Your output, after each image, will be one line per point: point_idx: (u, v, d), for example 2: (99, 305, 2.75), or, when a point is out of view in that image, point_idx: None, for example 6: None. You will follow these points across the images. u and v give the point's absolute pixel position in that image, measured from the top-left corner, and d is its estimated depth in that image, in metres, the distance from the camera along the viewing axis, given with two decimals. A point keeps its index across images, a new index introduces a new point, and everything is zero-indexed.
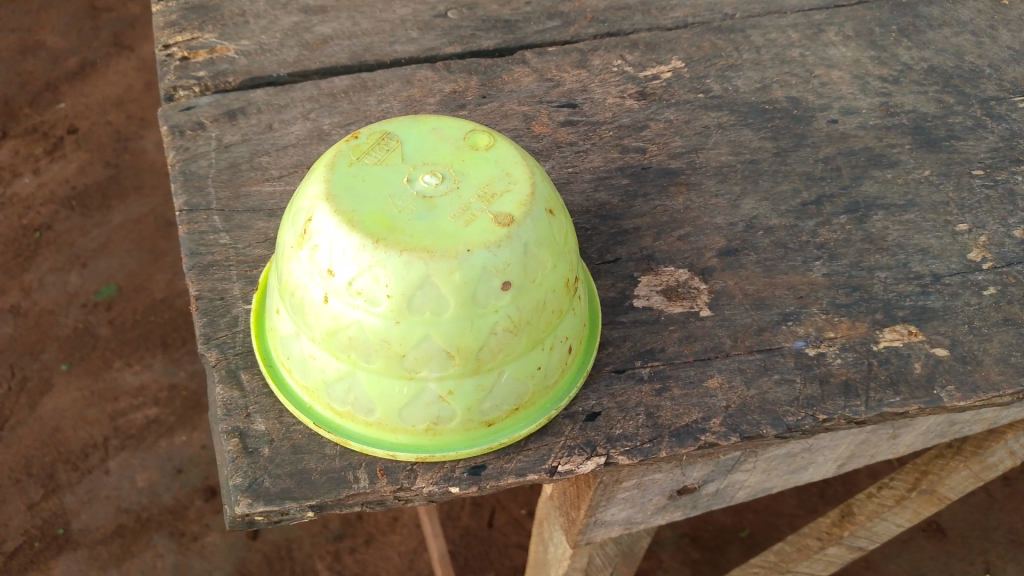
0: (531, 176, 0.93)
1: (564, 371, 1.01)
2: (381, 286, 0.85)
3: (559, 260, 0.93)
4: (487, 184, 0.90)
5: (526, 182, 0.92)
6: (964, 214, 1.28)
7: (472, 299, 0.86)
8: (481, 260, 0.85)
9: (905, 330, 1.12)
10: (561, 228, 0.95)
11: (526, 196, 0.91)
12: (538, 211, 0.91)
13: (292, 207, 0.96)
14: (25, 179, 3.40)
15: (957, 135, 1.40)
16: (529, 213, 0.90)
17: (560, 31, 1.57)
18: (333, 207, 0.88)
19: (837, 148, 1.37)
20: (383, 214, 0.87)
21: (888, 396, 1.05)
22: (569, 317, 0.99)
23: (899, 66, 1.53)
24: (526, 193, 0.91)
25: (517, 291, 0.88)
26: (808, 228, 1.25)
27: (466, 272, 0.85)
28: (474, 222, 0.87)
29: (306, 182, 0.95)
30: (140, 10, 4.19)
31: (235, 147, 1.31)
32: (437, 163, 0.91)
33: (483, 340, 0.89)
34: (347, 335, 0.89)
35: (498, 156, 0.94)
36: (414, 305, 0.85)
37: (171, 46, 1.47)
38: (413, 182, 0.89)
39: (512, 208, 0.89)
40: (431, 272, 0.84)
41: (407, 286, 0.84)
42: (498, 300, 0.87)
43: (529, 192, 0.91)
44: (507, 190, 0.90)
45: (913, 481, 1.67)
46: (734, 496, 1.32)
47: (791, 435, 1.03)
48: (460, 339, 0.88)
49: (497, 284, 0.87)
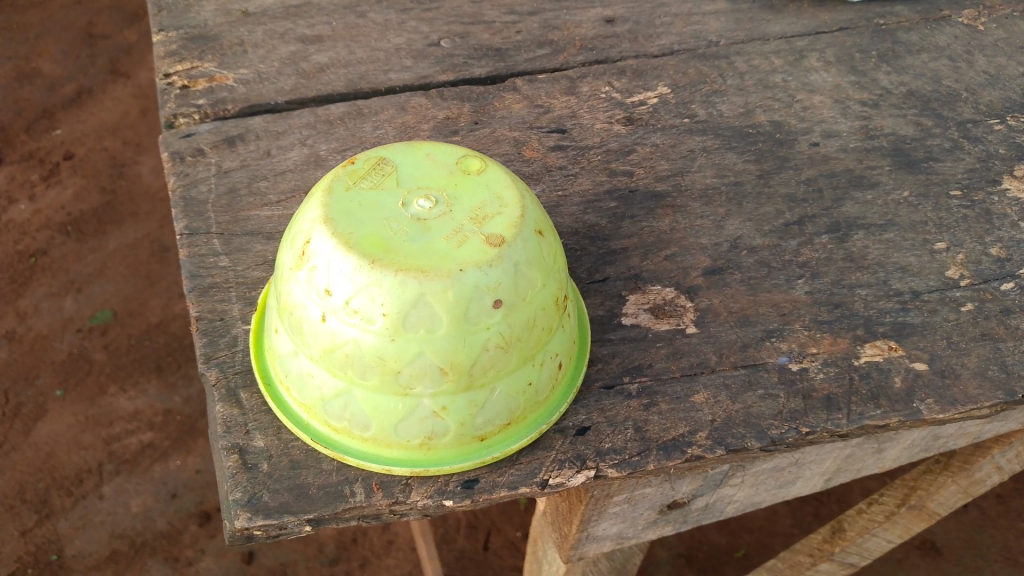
0: (521, 198, 0.97)
1: (555, 386, 1.04)
2: (377, 305, 0.88)
3: (549, 279, 0.97)
4: (479, 207, 0.94)
5: (516, 205, 0.95)
6: (942, 233, 1.32)
7: (464, 317, 0.89)
8: (473, 279, 0.89)
9: (885, 346, 1.16)
10: (551, 250, 0.99)
11: (516, 218, 0.94)
12: (528, 233, 0.94)
13: (290, 230, 0.99)
14: (22, 206, 3.43)
15: (935, 156, 1.44)
16: (519, 234, 0.93)
17: (549, 58, 1.62)
18: (331, 228, 0.91)
19: (818, 170, 1.41)
20: (380, 236, 0.90)
21: (869, 409, 1.09)
22: (561, 335, 1.02)
23: (879, 90, 1.57)
24: (516, 215, 0.94)
25: (508, 308, 0.91)
26: (791, 247, 1.29)
27: (458, 291, 0.88)
28: (467, 243, 0.90)
29: (304, 205, 0.98)
30: (137, 37, 4.25)
31: (234, 172, 1.35)
32: (431, 187, 0.95)
33: (476, 357, 0.92)
34: (344, 353, 0.92)
35: (491, 180, 0.98)
36: (409, 323, 0.89)
37: (171, 75, 1.51)
38: (408, 206, 0.92)
39: (502, 230, 0.92)
40: (425, 290, 0.88)
41: (402, 305, 0.88)
42: (490, 318, 0.91)
43: (520, 214, 0.95)
44: (498, 213, 0.94)
45: (902, 496, 1.71)
46: (724, 511, 1.35)
47: (776, 448, 1.06)
48: (453, 356, 0.91)
49: (488, 303, 0.90)
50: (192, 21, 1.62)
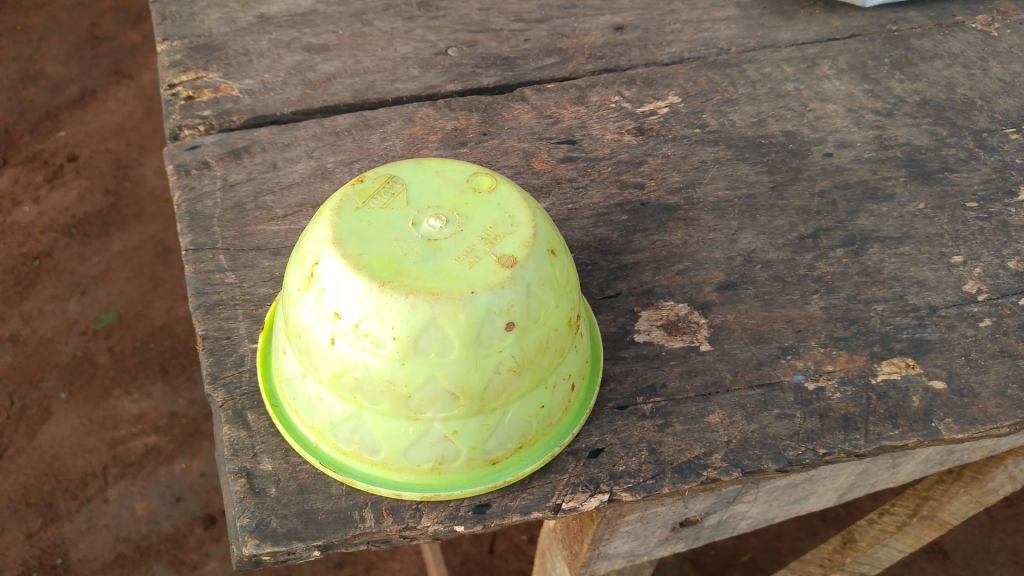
0: (533, 217, 0.95)
1: (567, 408, 1.02)
2: (387, 328, 0.86)
3: (561, 300, 0.95)
4: (490, 226, 0.92)
5: (528, 224, 0.93)
6: (959, 246, 1.30)
7: (476, 340, 0.87)
8: (485, 302, 0.87)
9: (902, 363, 1.14)
10: (564, 271, 0.97)
11: (528, 238, 0.92)
12: (541, 253, 0.92)
13: (299, 250, 0.97)
14: (26, 208, 3.42)
15: (950, 167, 1.42)
16: (531, 254, 0.91)
17: (558, 67, 1.60)
18: (340, 250, 0.90)
19: (832, 182, 1.39)
20: (391, 258, 0.89)
21: (887, 429, 1.07)
22: (574, 356, 1.01)
23: (893, 99, 1.55)
24: (528, 234, 0.93)
25: (521, 331, 0.89)
26: (806, 261, 1.27)
27: (470, 314, 0.86)
28: (478, 264, 0.88)
29: (313, 225, 0.96)
30: (140, 39, 4.23)
31: (240, 186, 1.33)
32: (441, 207, 0.93)
33: (488, 381, 0.90)
34: (353, 376, 0.90)
35: (503, 198, 0.96)
36: (420, 347, 0.87)
37: (176, 85, 1.50)
38: (419, 226, 0.90)
39: (515, 250, 0.91)
40: (436, 314, 0.86)
41: (413, 328, 0.86)
42: (503, 341, 0.89)
43: (532, 233, 0.93)
44: (510, 232, 0.92)
45: (913, 506, 1.68)
46: (737, 527, 1.33)
47: (792, 470, 1.04)
48: (465, 379, 0.89)
49: (500, 325, 0.88)
50: (196, 30, 1.61)
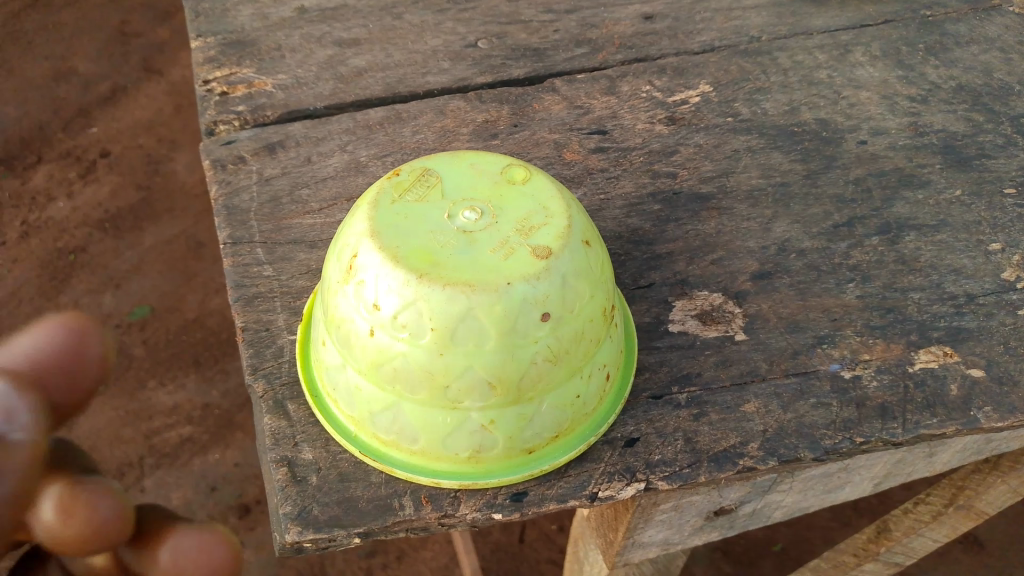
0: (567, 209, 0.95)
1: (603, 398, 1.03)
2: (426, 320, 0.88)
3: (596, 290, 0.96)
4: (525, 218, 0.93)
5: (562, 215, 0.94)
6: (997, 233, 1.28)
7: (513, 331, 0.88)
8: (521, 293, 0.88)
9: (940, 351, 1.13)
10: (598, 262, 0.98)
11: (564, 229, 0.93)
12: (575, 244, 0.93)
13: (337, 243, 0.99)
14: (60, 204, 3.48)
15: (987, 153, 1.40)
16: (566, 245, 0.92)
17: (588, 58, 1.60)
18: (378, 242, 0.91)
19: (867, 169, 1.38)
20: (428, 249, 0.90)
21: (925, 418, 1.06)
22: (608, 346, 1.02)
23: (928, 85, 1.53)
24: (563, 226, 0.93)
25: (556, 322, 0.90)
26: (840, 250, 1.26)
27: (506, 305, 0.87)
28: (514, 256, 0.89)
29: (351, 218, 0.98)
30: (170, 36, 4.29)
31: (276, 180, 1.35)
32: (476, 199, 0.94)
33: (525, 372, 0.91)
34: (392, 367, 0.91)
35: (537, 189, 0.97)
36: (458, 337, 0.88)
37: (211, 81, 1.52)
38: (454, 218, 0.92)
39: (550, 241, 0.91)
40: (473, 305, 0.87)
41: (451, 319, 0.87)
42: (539, 331, 0.90)
43: (566, 225, 0.94)
44: (545, 224, 0.93)
45: (949, 497, 1.66)
46: (771, 516, 1.33)
47: (829, 458, 1.03)
48: (501, 370, 0.90)
49: (536, 316, 0.89)
50: (230, 26, 1.63)
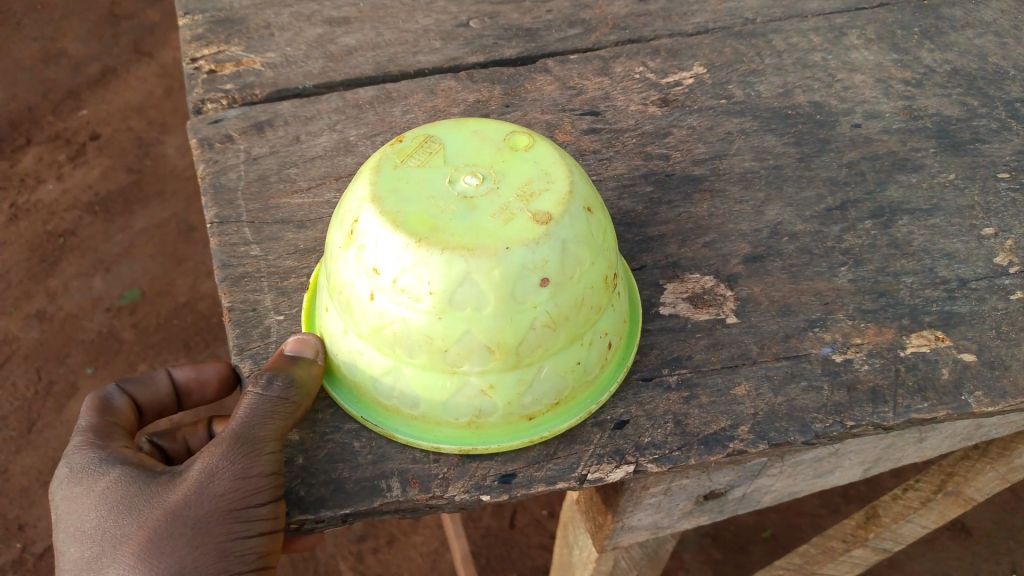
0: (570, 174, 0.94)
1: (604, 367, 1.02)
2: (424, 283, 0.86)
3: (597, 257, 0.94)
4: (526, 183, 0.91)
5: (564, 181, 0.93)
6: (990, 218, 1.28)
7: (512, 296, 0.87)
8: (520, 257, 0.86)
9: (931, 336, 1.13)
10: (600, 228, 0.96)
11: (565, 194, 0.91)
12: (576, 210, 0.92)
13: (339, 210, 0.98)
14: (49, 185, 3.43)
15: (981, 137, 1.40)
16: (567, 211, 0.90)
17: (581, 38, 1.58)
18: (378, 207, 0.90)
19: (861, 152, 1.37)
20: (428, 213, 0.88)
21: (916, 402, 1.05)
22: (610, 316, 1.01)
23: (922, 68, 1.52)
24: (564, 191, 0.92)
25: (556, 287, 0.89)
26: (833, 233, 1.25)
27: (506, 269, 0.86)
28: (514, 220, 0.88)
29: (353, 184, 0.97)
30: (161, 17, 4.24)
31: (264, 159, 1.33)
32: (478, 164, 0.92)
33: (524, 337, 0.90)
34: (392, 331, 0.91)
35: (539, 155, 0.95)
36: (456, 301, 0.87)
37: (198, 59, 1.50)
38: (455, 183, 0.90)
39: (551, 206, 0.90)
40: (472, 269, 0.85)
41: (449, 283, 0.86)
42: (538, 296, 0.89)
43: (568, 190, 0.92)
44: (546, 189, 0.91)
45: (938, 483, 1.65)
46: (761, 500, 1.32)
47: (819, 442, 1.03)
48: (501, 334, 0.89)
49: (536, 281, 0.88)
50: (218, 4, 1.60)
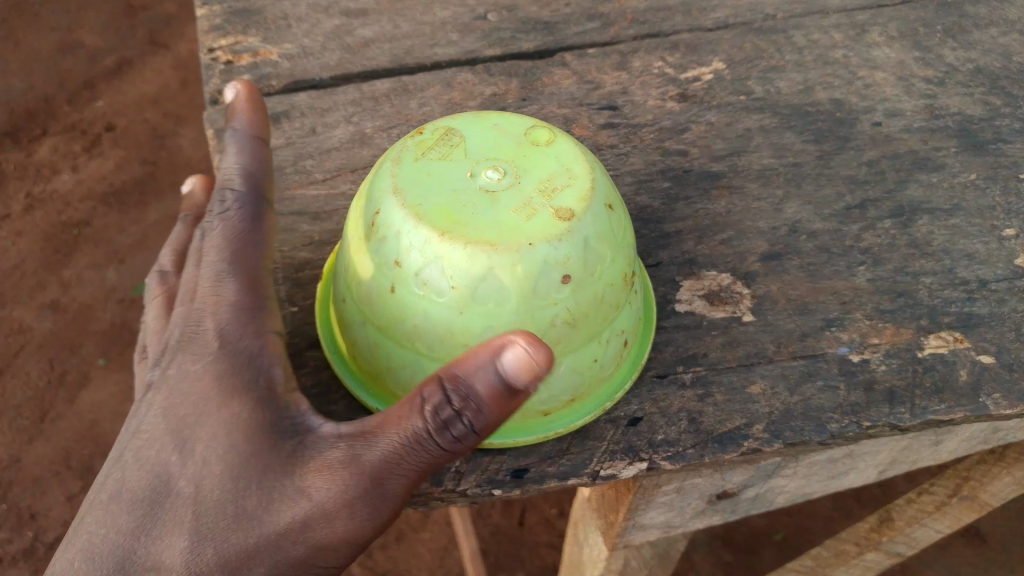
0: (591, 171, 0.93)
1: (620, 363, 1.02)
2: (447, 278, 0.86)
3: (618, 254, 0.94)
4: (548, 178, 0.91)
5: (586, 177, 0.92)
6: (1011, 219, 1.26)
7: (533, 292, 0.87)
8: (543, 254, 0.86)
9: (950, 337, 1.11)
10: (619, 226, 0.96)
11: (587, 190, 0.91)
12: (598, 207, 0.91)
13: (360, 201, 0.98)
14: (65, 176, 3.45)
15: (1004, 137, 1.38)
16: (589, 208, 0.90)
17: (599, 32, 1.57)
18: (399, 199, 0.89)
19: (881, 151, 1.36)
20: (450, 207, 0.88)
21: (933, 404, 1.04)
22: (627, 312, 1.00)
23: (945, 67, 1.50)
24: (586, 188, 0.91)
25: (577, 284, 0.89)
26: (852, 232, 1.24)
27: (527, 265, 0.86)
28: (537, 216, 0.87)
29: (374, 176, 0.96)
30: (177, 9, 4.25)
31: (279, 150, 1.32)
32: (500, 159, 0.92)
33: (544, 333, 0.90)
34: (412, 324, 0.90)
35: (560, 150, 0.95)
36: (478, 296, 0.86)
37: (215, 49, 1.49)
38: (477, 177, 0.89)
39: (573, 203, 0.89)
40: (494, 264, 0.85)
41: (471, 278, 0.86)
42: (559, 292, 0.88)
43: (590, 187, 0.92)
44: (568, 185, 0.91)
45: (953, 487, 1.64)
46: (774, 501, 1.31)
47: (835, 443, 1.02)
48: (521, 330, 0.89)
49: (557, 277, 0.87)
50: None
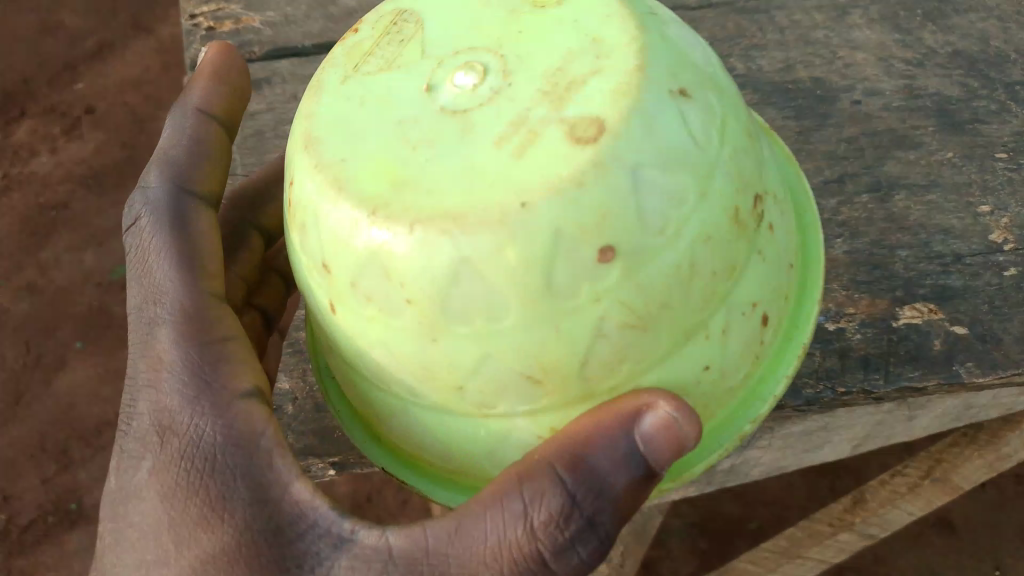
0: (630, 53, 0.75)
1: (751, 345, 0.84)
2: (410, 286, 0.72)
3: (694, 188, 0.74)
4: (544, 86, 0.74)
5: (606, 69, 0.74)
6: (987, 196, 1.28)
7: (546, 278, 0.70)
8: (548, 219, 0.69)
9: (924, 308, 1.13)
10: (659, 150, 0.72)
11: (631, 87, 0.73)
12: (634, 106, 0.73)
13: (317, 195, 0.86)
14: (43, 159, 3.42)
15: (981, 118, 1.39)
16: (610, 113, 0.71)
17: None
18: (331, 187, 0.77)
19: (860, 128, 1.37)
20: (392, 165, 0.74)
21: (906, 371, 1.08)
22: (698, 285, 0.75)
23: (924, 49, 1.50)
24: (603, 83, 0.73)
25: (631, 260, 0.71)
26: (829, 206, 1.26)
27: (527, 237, 0.69)
28: (525, 151, 0.70)
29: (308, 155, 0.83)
30: None
31: (261, 115, 1.37)
32: (454, 75, 0.78)
33: (586, 349, 0.73)
34: (410, 363, 0.77)
35: (559, 31, 0.78)
36: (477, 315, 0.72)
37: (198, 16, 1.49)
38: (421, 108, 0.76)
39: (575, 118, 0.71)
40: (486, 253, 0.69)
41: (445, 283, 0.71)
42: (598, 277, 0.71)
43: (609, 80, 0.73)
44: (569, 95, 0.73)
45: (926, 469, 1.65)
46: (750, 474, 1.31)
47: (811, 407, 1.06)
48: (548, 339, 0.73)
49: (579, 248, 0.70)
50: None
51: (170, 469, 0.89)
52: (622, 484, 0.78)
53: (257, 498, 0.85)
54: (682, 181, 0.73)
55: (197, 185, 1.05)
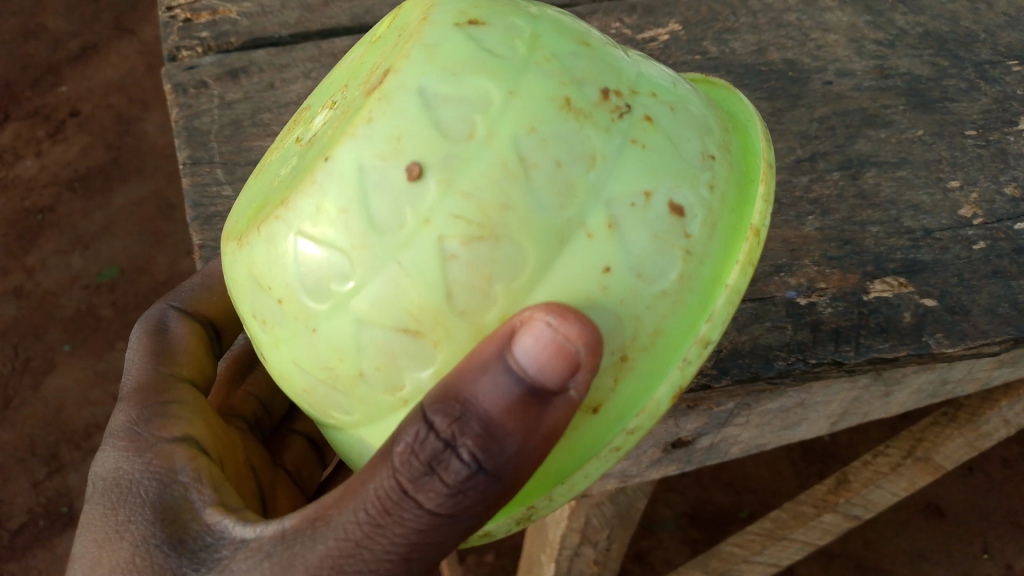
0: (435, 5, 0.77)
1: (657, 238, 0.71)
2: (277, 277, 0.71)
3: (501, 84, 0.69)
4: (374, 67, 0.75)
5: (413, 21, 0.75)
6: (956, 171, 1.30)
7: (387, 213, 0.66)
8: (363, 155, 0.67)
9: (895, 282, 1.15)
10: (439, 68, 0.69)
11: (438, 23, 0.73)
12: (435, 35, 0.71)
13: None
14: (28, 163, 3.40)
15: (950, 97, 1.41)
16: (408, 47, 0.71)
17: None
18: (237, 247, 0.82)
19: (832, 108, 1.39)
20: (260, 200, 0.78)
21: (877, 343, 1.09)
22: (540, 179, 0.67)
23: (895, 30, 1.51)
24: (407, 34, 0.74)
25: (460, 157, 0.66)
26: (802, 183, 1.28)
27: (353, 184, 0.67)
28: (350, 114, 0.71)
29: None
30: None
31: (237, 104, 1.34)
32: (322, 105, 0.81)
33: (439, 280, 0.66)
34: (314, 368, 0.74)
35: (395, 23, 0.81)
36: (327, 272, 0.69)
37: (174, 7, 1.49)
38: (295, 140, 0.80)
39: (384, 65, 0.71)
40: (315, 209, 0.68)
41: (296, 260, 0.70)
42: (418, 196, 0.66)
43: (410, 30, 0.74)
44: (385, 58, 0.74)
45: (908, 448, 1.67)
46: (729, 451, 1.31)
47: (782, 380, 1.06)
48: (412, 282, 0.67)
49: (402, 172, 0.66)
50: None
51: (97, 524, 0.84)
52: (520, 427, 0.68)
53: (162, 516, 0.83)
54: (477, 86, 0.69)
55: (195, 304, 1.10)
